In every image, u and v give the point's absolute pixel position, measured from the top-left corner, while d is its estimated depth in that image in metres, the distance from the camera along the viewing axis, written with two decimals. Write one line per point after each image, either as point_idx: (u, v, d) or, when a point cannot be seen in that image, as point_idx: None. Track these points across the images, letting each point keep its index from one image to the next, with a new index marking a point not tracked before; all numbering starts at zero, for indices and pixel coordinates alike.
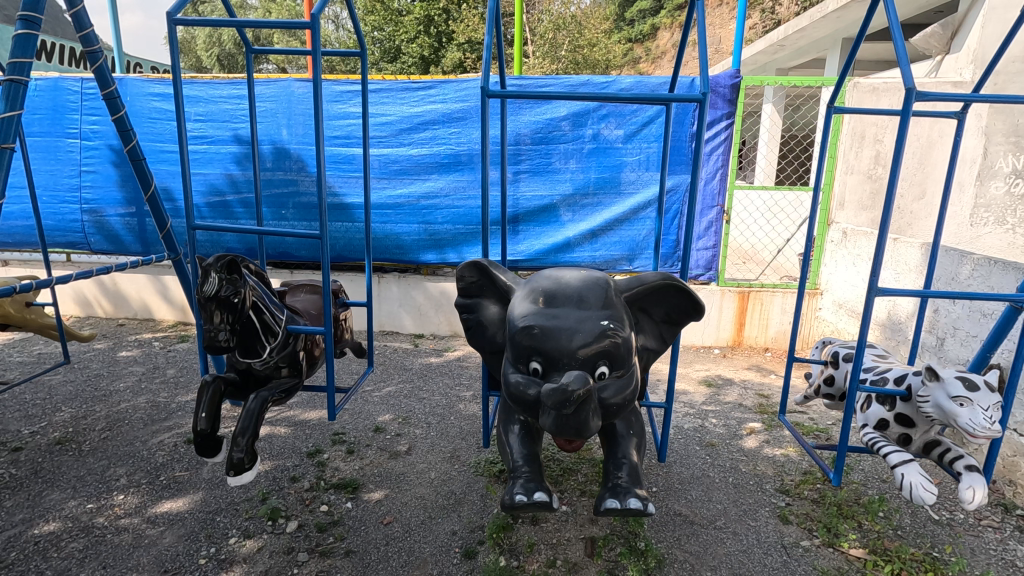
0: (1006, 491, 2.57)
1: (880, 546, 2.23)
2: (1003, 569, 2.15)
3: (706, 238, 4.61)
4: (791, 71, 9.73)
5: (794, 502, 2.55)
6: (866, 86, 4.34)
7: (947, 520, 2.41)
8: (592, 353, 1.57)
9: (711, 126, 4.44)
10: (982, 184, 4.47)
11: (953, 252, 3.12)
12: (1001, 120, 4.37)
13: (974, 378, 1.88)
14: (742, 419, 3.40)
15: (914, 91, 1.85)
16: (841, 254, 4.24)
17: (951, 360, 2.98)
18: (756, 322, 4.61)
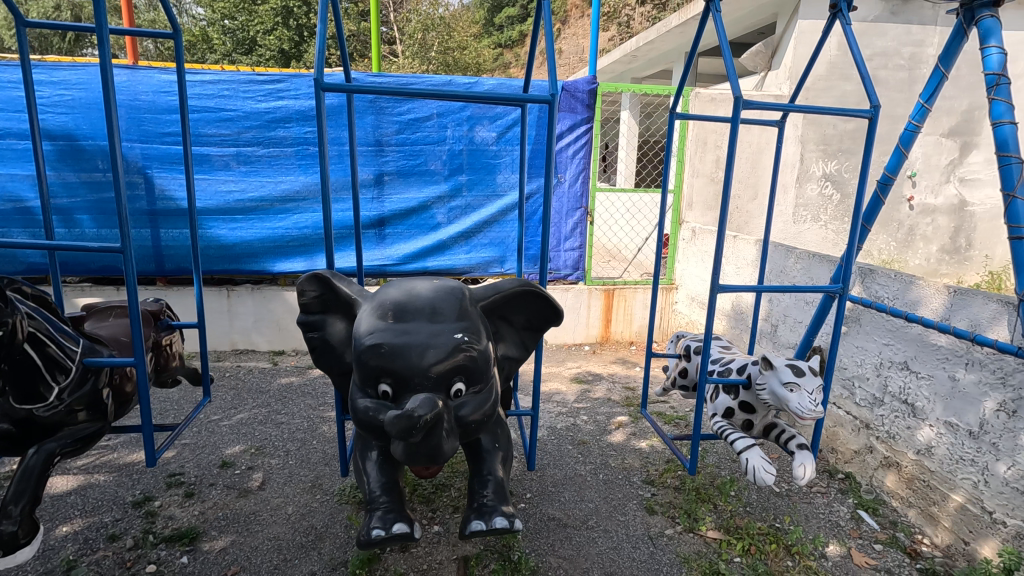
0: (830, 458, 2.91)
1: (732, 525, 2.39)
2: (831, 531, 2.40)
3: (573, 239, 4.74)
4: (644, 81, 10.44)
5: (658, 492, 2.66)
6: (705, 96, 4.72)
7: (785, 492, 2.66)
8: (446, 370, 1.47)
9: (572, 130, 4.58)
10: (801, 186, 5.10)
11: (780, 247, 3.46)
12: (813, 130, 5.01)
13: (801, 364, 2.06)
14: (610, 413, 3.52)
15: (741, 100, 1.98)
16: (692, 251, 4.59)
17: (783, 344, 3.31)
18: (621, 318, 4.84)
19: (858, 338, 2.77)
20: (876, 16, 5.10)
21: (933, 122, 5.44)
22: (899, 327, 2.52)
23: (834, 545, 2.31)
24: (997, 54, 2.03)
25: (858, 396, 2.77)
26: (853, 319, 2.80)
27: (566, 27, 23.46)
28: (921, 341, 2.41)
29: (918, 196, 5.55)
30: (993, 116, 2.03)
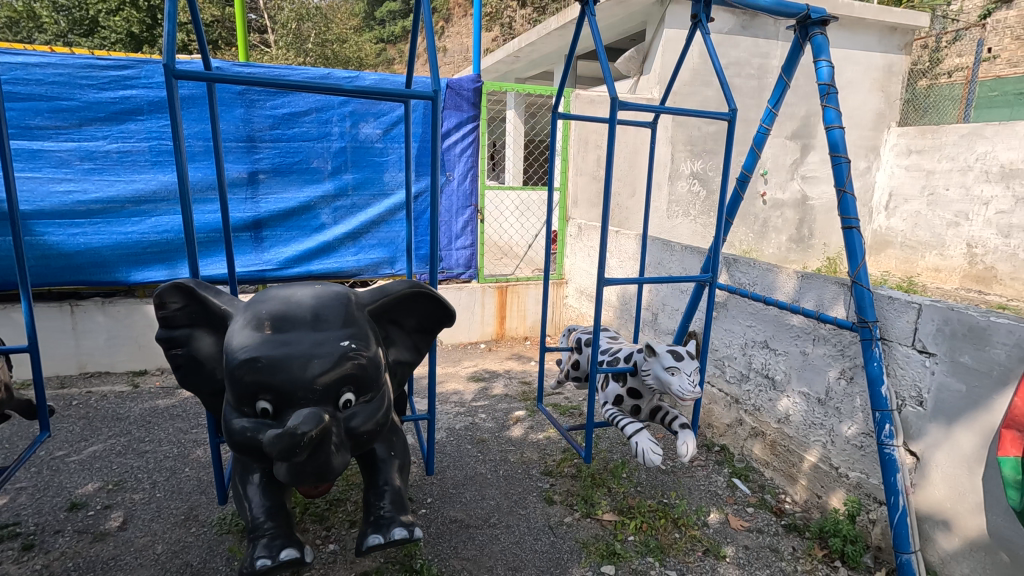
0: (707, 433, 3.17)
1: (625, 506, 2.51)
2: (711, 500, 2.61)
3: (464, 237, 4.73)
4: (527, 81, 10.69)
5: (556, 482, 2.73)
6: (585, 98, 4.91)
7: (671, 468, 2.86)
8: (333, 381, 1.38)
9: (458, 128, 4.56)
10: (673, 183, 5.50)
11: (657, 241, 3.70)
12: (681, 132, 5.43)
13: (679, 349, 2.20)
14: (508, 409, 3.55)
15: (617, 101, 2.07)
16: (579, 246, 4.76)
17: (664, 331, 3.55)
18: (515, 314, 4.91)
19: (726, 322, 3.04)
20: (729, 29, 5.62)
21: (779, 126, 6.10)
22: (760, 310, 2.79)
23: (714, 513, 2.52)
24: (827, 66, 2.33)
25: (729, 374, 3.04)
26: (722, 305, 3.06)
27: (449, 26, 23.33)
28: (778, 321, 2.69)
29: (769, 192, 6.21)
30: (826, 121, 2.31)
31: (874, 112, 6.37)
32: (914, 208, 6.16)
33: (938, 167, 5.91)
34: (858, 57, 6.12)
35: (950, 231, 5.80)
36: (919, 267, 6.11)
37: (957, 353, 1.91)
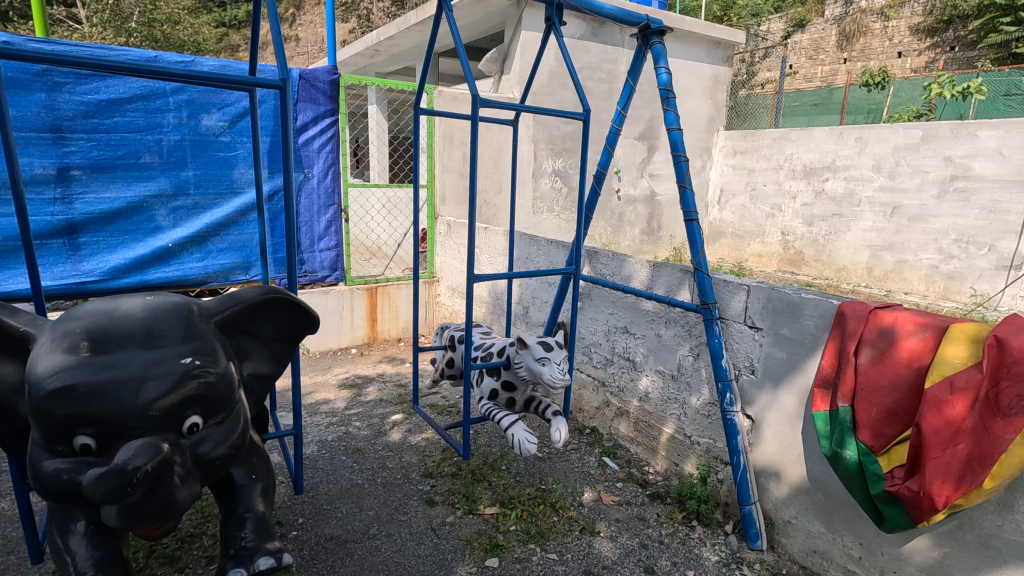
0: (578, 417, 3.34)
1: (505, 497, 2.56)
2: (585, 481, 2.76)
3: (327, 238, 4.48)
4: (388, 76, 10.40)
5: (437, 483, 2.69)
6: (447, 95, 4.89)
7: (547, 455, 2.97)
8: (174, 405, 1.22)
9: (315, 122, 4.30)
10: (537, 181, 5.71)
11: (524, 237, 3.80)
12: (542, 131, 5.65)
13: (549, 340, 2.28)
14: (384, 414, 3.43)
15: (478, 98, 2.08)
16: (448, 244, 4.74)
17: (535, 324, 3.67)
18: (386, 316, 4.75)
19: (591, 311, 3.22)
20: (581, 35, 5.94)
21: (628, 128, 6.59)
22: (619, 298, 2.99)
23: (588, 493, 2.67)
24: (666, 72, 2.55)
25: (595, 359, 3.23)
26: (586, 295, 3.24)
27: (301, 13, 21.90)
28: (635, 307, 2.91)
29: (623, 188, 6.69)
30: (667, 123, 2.53)
31: (706, 117, 7.13)
32: (741, 202, 7.04)
33: (757, 166, 6.80)
34: (691, 67, 6.79)
35: (769, 221, 6.72)
36: (746, 253, 7.00)
37: (779, 326, 2.21)
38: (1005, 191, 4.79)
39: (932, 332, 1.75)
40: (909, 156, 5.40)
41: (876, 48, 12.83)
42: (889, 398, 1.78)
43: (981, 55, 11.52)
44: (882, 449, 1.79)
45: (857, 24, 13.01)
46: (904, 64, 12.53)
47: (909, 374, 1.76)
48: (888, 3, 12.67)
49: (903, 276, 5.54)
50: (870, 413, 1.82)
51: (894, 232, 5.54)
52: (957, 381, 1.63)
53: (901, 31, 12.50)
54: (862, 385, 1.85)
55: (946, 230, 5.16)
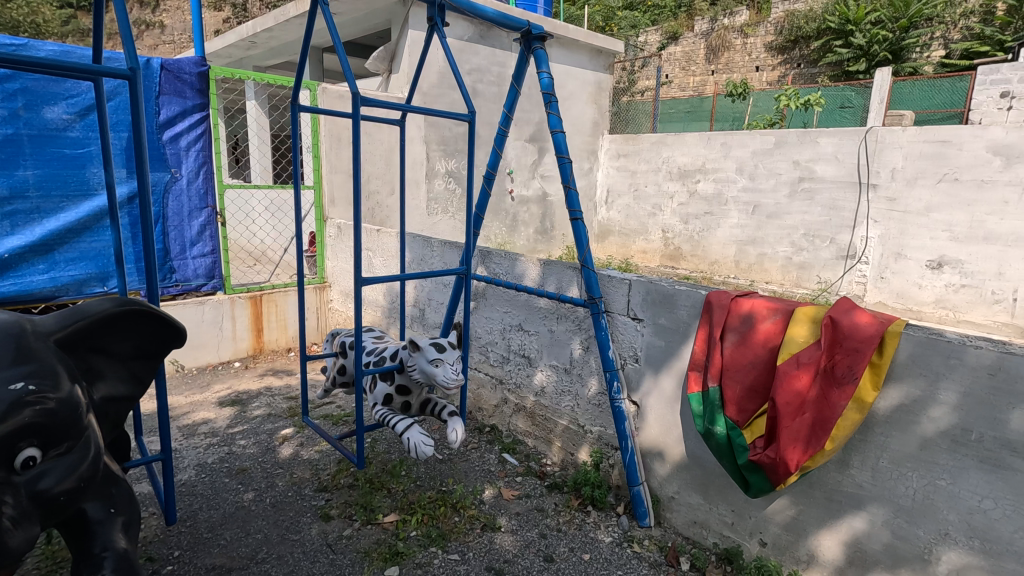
0: (478, 416, 3.37)
1: (405, 504, 2.51)
2: (486, 478, 2.79)
3: (201, 244, 4.12)
4: (267, 71, 9.78)
5: (332, 496, 2.58)
6: (333, 92, 4.69)
7: (448, 457, 2.97)
8: (5, 437, 1.06)
9: (182, 117, 3.94)
10: (431, 182, 5.66)
11: (417, 239, 3.75)
12: (434, 132, 5.61)
13: (442, 340, 2.27)
14: (273, 429, 3.22)
15: (359, 97, 2.02)
16: (339, 247, 4.55)
17: (431, 326, 3.63)
18: (274, 325, 4.46)
19: (487, 310, 3.25)
20: (469, 37, 5.97)
21: (519, 130, 6.73)
22: (513, 296, 3.05)
23: (489, 490, 2.70)
24: (548, 77, 2.64)
25: (492, 358, 3.26)
26: (480, 294, 3.26)
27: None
28: (528, 305, 2.98)
29: (516, 189, 6.83)
30: (551, 125, 2.62)
31: (591, 121, 7.47)
32: (625, 202, 7.46)
33: (639, 168, 7.25)
34: (577, 73, 7.09)
35: (651, 220, 7.19)
36: (632, 250, 7.43)
37: (657, 316, 2.37)
38: (842, 191, 5.52)
39: (782, 315, 1.98)
40: (766, 160, 6.03)
41: (738, 62, 14.21)
42: (750, 376, 1.99)
43: (820, 72, 13.20)
44: (746, 423, 1.99)
45: (722, 39, 14.30)
46: (761, 77, 14.02)
47: (765, 354, 1.97)
48: (746, 21, 14.07)
49: (764, 267, 6.18)
50: (735, 391, 2.01)
51: (756, 228, 6.16)
52: (802, 357, 1.84)
53: (758, 48, 13.95)
54: (728, 366, 2.04)
55: (797, 226, 5.85)
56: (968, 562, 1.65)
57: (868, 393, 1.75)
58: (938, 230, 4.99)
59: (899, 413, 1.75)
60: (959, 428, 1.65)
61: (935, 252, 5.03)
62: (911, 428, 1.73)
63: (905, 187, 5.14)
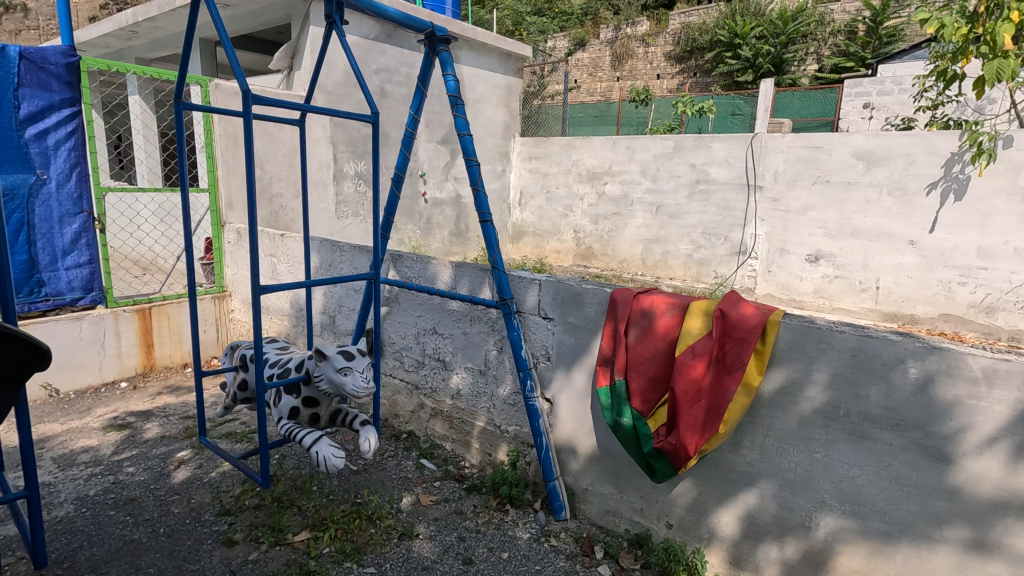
0: (394, 423, 3.30)
1: (317, 520, 2.41)
2: (403, 486, 2.74)
3: (76, 253, 3.71)
4: (153, 63, 9.01)
5: (236, 519, 2.43)
6: (227, 89, 4.40)
7: (362, 467, 2.89)
8: None
9: (48, 112, 3.53)
10: (339, 184, 5.48)
11: (324, 243, 3.60)
12: (341, 132, 5.43)
13: (350, 348, 2.19)
14: (167, 453, 2.97)
15: (251, 95, 1.91)
16: (239, 254, 4.28)
17: (342, 333, 3.51)
18: (166, 339, 4.11)
19: (399, 315, 3.18)
20: (375, 36, 5.82)
21: (430, 132, 6.67)
22: (426, 300, 3.01)
23: (407, 497, 2.66)
24: (453, 80, 2.64)
25: (406, 363, 3.20)
26: (392, 299, 3.19)
27: None
28: (441, 308, 2.95)
29: (429, 191, 6.76)
30: (458, 128, 2.62)
31: (502, 123, 7.55)
32: (538, 203, 7.62)
33: (551, 171, 7.43)
34: (487, 75, 7.12)
35: (563, 220, 7.39)
36: (546, 250, 7.60)
37: (567, 315, 2.44)
38: (734, 193, 5.97)
39: (679, 309, 2.10)
40: (666, 163, 6.39)
41: (641, 70, 15.03)
42: (652, 368, 2.10)
43: (714, 81, 14.19)
44: (650, 412, 2.10)
45: (626, 47, 15.06)
46: (662, 85, 14.90)
47: (665, 346, 2.09)
48: (647, 31, 14.90)
49: (668, 265, 6.54)
50: (639, 382, 2.12)
51: (660, 228, 6.52)
52: (697, 348, 1.97)
53: (658, 57, 14.81)
54: (633, 359, 2.14)
55: (696, 225, 6.26)
56: (841, 524, 1.84)
57: (754, 377, 1.91)
58: (815, 227, 5.53)
59: (781, 394, 1.91)
60: (830, 406, 1.83)
61: (813, 246, 5.57)
62: (791, 408, 1.90)
63: (786, 189, 5.64)
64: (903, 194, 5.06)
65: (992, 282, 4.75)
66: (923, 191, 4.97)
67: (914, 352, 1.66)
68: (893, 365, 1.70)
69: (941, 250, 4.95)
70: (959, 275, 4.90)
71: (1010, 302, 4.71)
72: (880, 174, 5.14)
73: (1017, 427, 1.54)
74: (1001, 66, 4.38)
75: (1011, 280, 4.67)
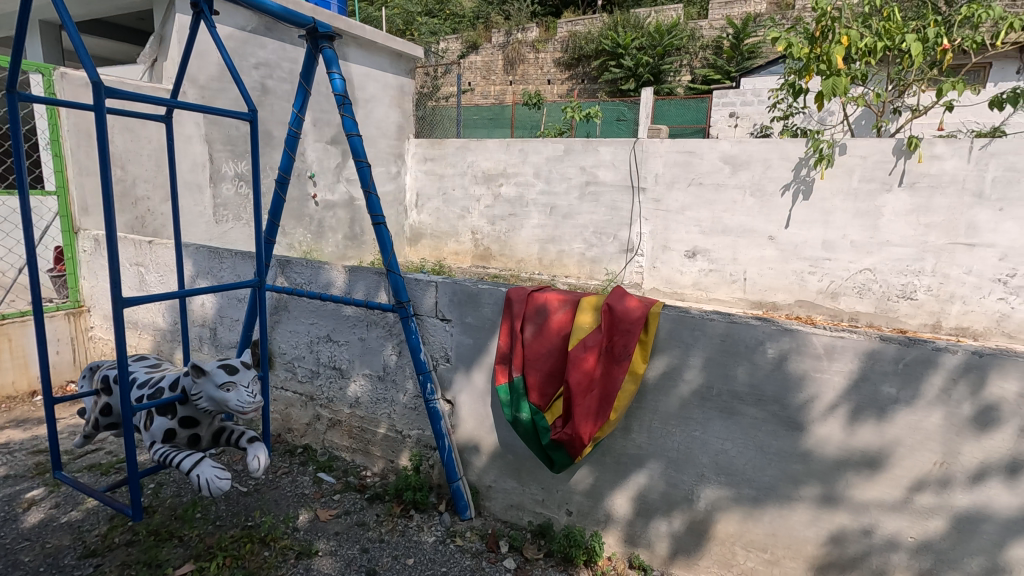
0: (289, 438, 3.13)
1: (202, 549, 2.23)
2: (300, 503, 2.61)
3: None
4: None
5: (104, 560, 2.18)
6: (77, 79, 3.92)
7: (253, 488, 2.71)
8: None
9: None
10: (216, 185, 5.10)
11: (201, 250, 3.31)
12: (216, 130, 5.03)
13: (233, 361, 2.04)
14: (13, 494, 2.59)
15: (103, 87, 1.72)
16: (97, 264, 3.83)
17: (226, 346, 3.25)
18: (8, 364, 3.58)
19: (289, 324, 3.01)
20: (253, 28, 5.47)
21: (318, 131, 6.37)
22: (318, 306, 2.87)
23: (303, 514, 2.54)
24: (340, 78, 2.56)
25: (299, 374, 3.03)
26: (281, 307, 3.01)
27: None
28: (336, 314, 2.83)
29: (319, 193, 6.46)
30: (346, 128, 2.55)
31: (396, 124, 7.42)
32: (435, 205, 7.56)
33: (446, 172, 7.42)
34: (377, 75, 6.95)
35: (460, 222, 7.41)
36: (445, 252, 7.57)
37: (464, 315, 2.46)
38: (620, 194, 6.33)
39: (570, 305, 2.20)
40: (558, 165, 6.64)
41: (532, 75, 15.56)
42: (547, 363, 2.18)
43: (600, 88, 14.92)
44: (547, 405, 2.18)
45: (517, 52, 15.51)
46: (553, 90, 15.51)
47: (559, 341, 2.17)
48: (537, 38, 15.44)
49: (563, 263, 6.80)
50: (536, 377, 2.19)
51: (554, 228, 6.76)
52: (588, 341, 2.08)
53: (548, 63, 15.41)
54: (529, 356, 2.21)
55: (587, 225, 6.56)
56: (718, 494, 2.03)
57: (639, 365, 2.05)
58: (691, 226, 6.02)
59: (663, 380, 2.07)
60: (705, 387, 2.00)
61: (691, 243, 6.06)
62: (672, 391, 2.06)
63: (666, 190, 6.07)
64: (763, 195, 5.66)
65: (835, 271, 5.47)
66: (778, 191, 5.58)
67: (770, 334, 1.88)
68: (755, 347, 1.90)
69: (795, 244, 5.60)
70: (809, 265, 5.57)
71: (849, 288, 5.44)
72: (744, 177, 5.71)
73: (852, 393, 1.79)
74: (835, 83, 5.10)
75: (849, 269, 5.40)
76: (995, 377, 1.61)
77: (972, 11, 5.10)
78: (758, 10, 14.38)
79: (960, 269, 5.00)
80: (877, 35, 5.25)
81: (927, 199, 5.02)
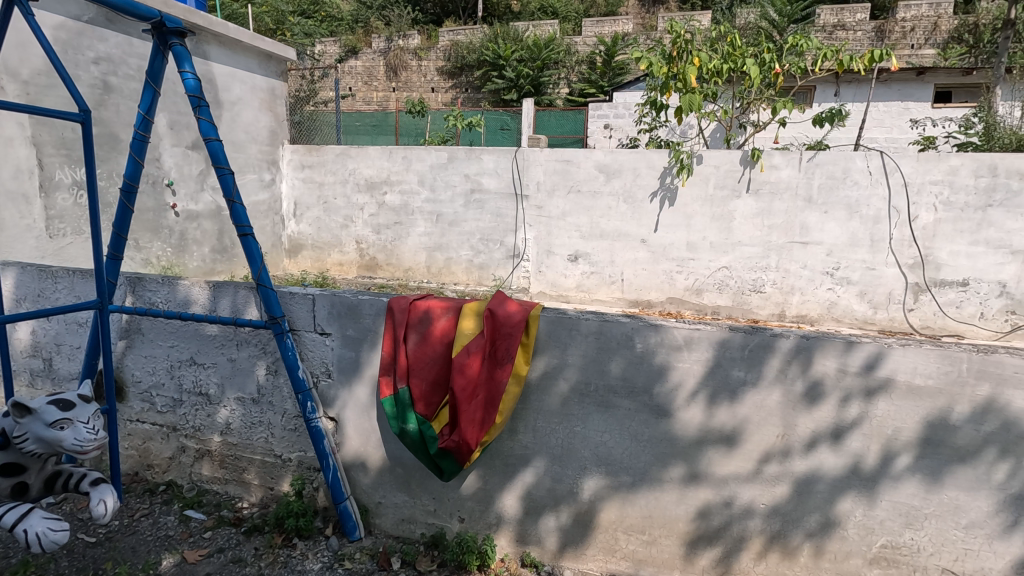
0: (149, 475, 2.80)
1: None
2: (162, 547, 2.36)
3: None
4: None
5: None
6: None
7: (104, 537, 2.41)
8: None
9: None
10: (48, 196, 4.46)
11: (28, 269, 2.86)
12: (46, 132, 4.42)
13: (67, 396, 1.78)
14: None
15: None
16: None
17: (64, 378, 2.84)
18: None
19: (144, 347, 2.69)
20: (91, 18, 4.87)
21: (176, 135, 5.80)
22: (178, 327, 2.61)
23: (167, 559, 2.30)
24: (193, 78, 2.35)
25: (158, 403, 2.72)
26: (133, 329, 2.69)
27: None
28: (199, 335, 2.59)
29: (180, 203, 5.89)
30: (203, 132, 2.35)
31: (267, 129, 6.97)
32: (315, 214, 7.21)
33: (326, 180, 7.10)
34: (243, 75, 6.48)
35: (343, 231, 7.12)
36: (327, 263, 7.25)
37: (344, 328, 2.36)
38: (504, 201, 6.47)
39: (453, 312, 2.22)
40: (442, 173, 6.63)
41: (416, 82, 15.56)
42: (432, 371, 2.17)
43: (483, 97, 15.23)
44: (434, 414, 2.17)
45: (399, 59, 15.39)
46: (437, 98, 15.63)
47: (442, 348, 2.18)
48: (418, 45, 15.41)
49: (451, 270, 6.82)
50: (421, 387, 2.17)
51: (440, 235, 6.76)
52: (471, 347, 2.11)
53: (431, 70, 15.51)
54: (413, 364, 2.19)
55: (474, 231, 6.63)
56: (600, 484, 2.14)
57: (522, 367, 2.10)
58: (572, 231, 6.31)
59: (545, 380, 2.14)
60: (583, 383, 2.10)
61: (572, 247, 6.34)
62: (552, 390, 2.13)
63: (547, 197, 6.31)
64: (633, 202, 6.08)
65: (698, 270, 6.02)
66: (647, 199, 6.03)
67: (638, 329, 2.02)
68: (625, 342, 2.04)
69: (663, 246, 6.08)
70: (676, 265, 6.07)
71: (710, 285, 6.02)
72: (617, 185, 6.10)
73: (708, 379, 1.97)
74: (691, 100, 5.63)
75: (710, 267, 5.98)
76: (819, 356, 1.86)
77: (796, 40, 5.87)
78: (626, 28, 15.37)
79: (798, 264, 5.74)
80: (723, 58, 5.88)
81: (769, 204, 5.70)
